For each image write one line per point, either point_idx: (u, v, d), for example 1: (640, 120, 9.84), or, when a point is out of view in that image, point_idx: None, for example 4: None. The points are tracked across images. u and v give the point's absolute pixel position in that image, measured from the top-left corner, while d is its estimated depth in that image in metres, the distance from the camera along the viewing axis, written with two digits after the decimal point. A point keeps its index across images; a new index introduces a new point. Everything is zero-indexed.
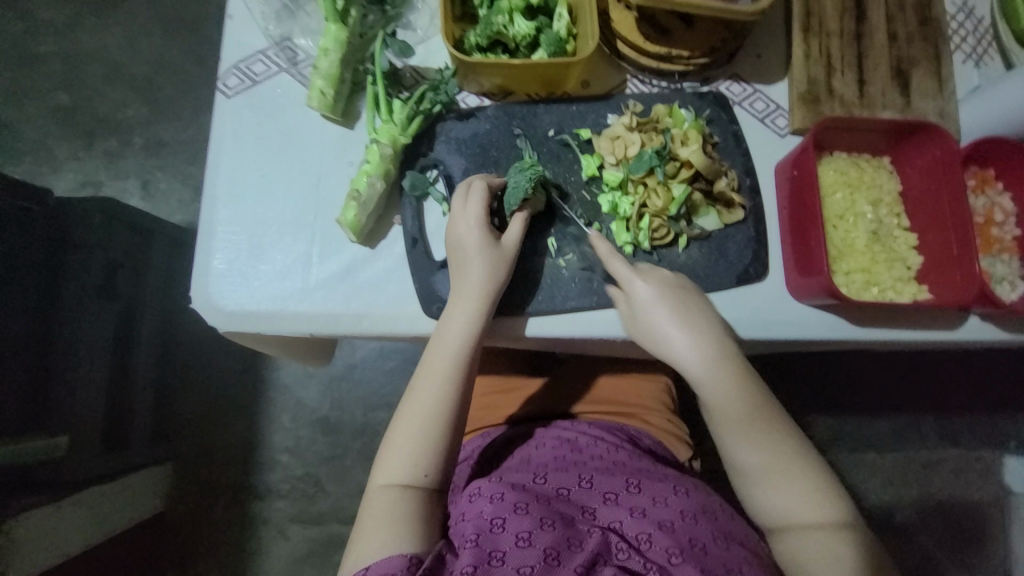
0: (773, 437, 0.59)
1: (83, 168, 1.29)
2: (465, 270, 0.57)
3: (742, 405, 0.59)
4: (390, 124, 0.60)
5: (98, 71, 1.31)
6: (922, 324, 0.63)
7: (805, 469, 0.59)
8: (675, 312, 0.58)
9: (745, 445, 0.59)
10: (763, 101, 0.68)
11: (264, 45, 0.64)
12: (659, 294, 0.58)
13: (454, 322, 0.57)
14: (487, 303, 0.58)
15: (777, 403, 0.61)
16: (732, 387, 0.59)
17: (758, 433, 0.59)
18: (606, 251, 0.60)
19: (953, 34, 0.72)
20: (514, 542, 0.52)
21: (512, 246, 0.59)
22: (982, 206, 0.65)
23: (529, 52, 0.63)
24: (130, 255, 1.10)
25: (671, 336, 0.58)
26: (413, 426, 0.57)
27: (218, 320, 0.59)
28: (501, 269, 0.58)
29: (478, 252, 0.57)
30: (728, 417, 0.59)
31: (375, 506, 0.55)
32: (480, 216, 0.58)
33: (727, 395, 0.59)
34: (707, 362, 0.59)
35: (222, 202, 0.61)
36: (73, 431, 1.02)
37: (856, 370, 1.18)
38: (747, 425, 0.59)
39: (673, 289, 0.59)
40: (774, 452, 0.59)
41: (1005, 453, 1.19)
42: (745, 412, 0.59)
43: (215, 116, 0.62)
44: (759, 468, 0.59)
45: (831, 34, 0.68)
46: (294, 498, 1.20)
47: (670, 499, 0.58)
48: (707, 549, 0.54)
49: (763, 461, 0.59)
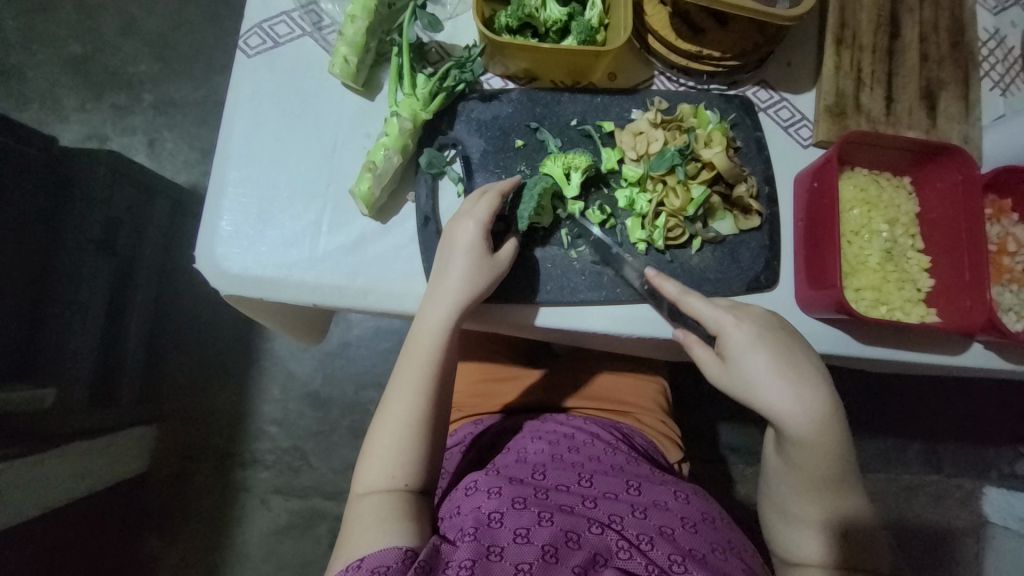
0: (838, 499, 0.59)
1: (89, 120, 1.26)
2: (446, 265, 0.56)
3: (824, 467, 0.57)
4: (412, 98, 0.59)
5: (112, 23, 1.29)
6: (927, 346, 0.63)
7: (864, 540, 0.58)
8: (774, 363, 0.56)
9: (806, 498, 0.59)
10: (789, 110, 0.68)
11: (289, 6, 0.63)
12: (755, 343, 0.56)
13: (430, 316, 0.57)
14: (463, 305, 0.56)
15: (853, 471, 0.59)
16: (819, 447, 0.57)
17: (830, 492, 0.59)
18: (674, 290, 0.58)
19: (983, 61, 0.71)
20: (512, 538, 0.52)
21: (502, 260, 0.57)
22: (996, 234, 0.65)
23: (558, 39, 0.62)
24: (131, 211, 1.08)
25: (766, 380, 0.56)
26: (399, 424, 0.56)
27: (221, 281, 0.58)
28: (484, 276, 0.56)
29: (465, 254, 0.56)
30: (804, 470, 0.58)
31: (362, 512, 0.54)
32: (480, 219, 0.56)
33: (811, 454, 0.57)
34: (802, 418, 0.56)
35: (233, 164, 0.60)
36: (60, 383, 0.99)
37: (847, 388, 1.19)
38: (816, 484, 0.58)
39: (770, 336, 0.57)
40: (836, 511, 0.59)
41: (987, 483, 1.20)
42: (828, 476, 0.58)
43: (235, 76, 0.61)
44: (813, 519, 0.59)
45: (863, 48, 0.67)
46: (278, 469, 1.20)
47: (671, 504, 0.58)
48: (707, 559, 0.54)
49: (824, 519, 0.59)
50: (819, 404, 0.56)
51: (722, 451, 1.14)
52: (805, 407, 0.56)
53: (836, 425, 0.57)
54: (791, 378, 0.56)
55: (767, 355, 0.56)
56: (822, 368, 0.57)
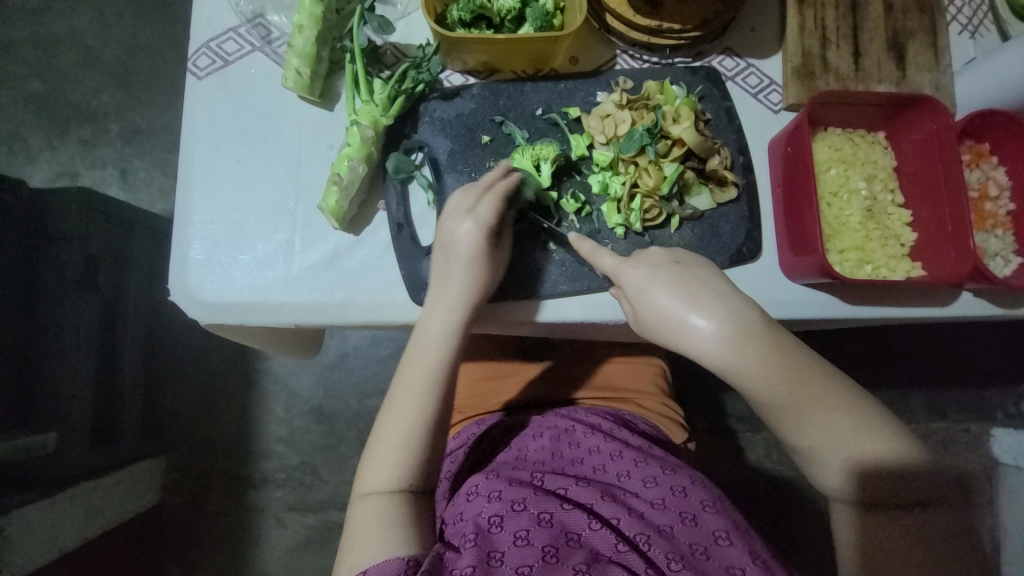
0: (818, 414, 0.55)
1: (58, 157, 1.24)
2: (451, 269, 0.55)
3: (779, 391, 0.54)
4: (371, 104, 0.58)
5: (68, 56, 1.26)
6: (916, 300, 0.63)
7: (878, 449, 0.54)
8: (675, 299, 0.55)
9: (789, 425, 0.56)
10: (757, 76, 0.67)
11: (235, 22, 0.61)
12: (653, 280, 0.56)
13: (438, 320, 0.56)
14: (472, 308, 0.56)
15: (826, 377, 0.56)
16: (759, 372, 0.54)
17: (811, 414, 0.55)
18: (588, 248, 0.58)
19: (950, 5, 0.70)
20: (512, 541, 0.52)
21: (504, 257, 0.58)
22: (977, 180, 0.65)
23: (514, 28, 0.61)
24: (110, 247, 1.07)
25: (677, 318, 0.55)
26: (392, 433, 0.55)
27: (200, 311, 0.57)
28: (493, 273, 0.57)
29: (473, 256, 0.55)
30: (763, 403, 0.56)
31: (363, 514, 0.54)
32: (487, 220, 0.55)
33: (757, 381, 0.54)
34: (726, 350, 0.54)
35: (198, 192, 0.59)
36: (60, 427, 1.00)
37: (846, 346, 1.20)
38: (793, 415, 0.55)
39: (669, 269, 0.57)
40: (834, 430, 0.54)
41: (993, 424, 1.21)
42: (789, 399, 0.55)
43: (188, 100, 0.60)
44: (814, 449, 0.55)
45: (826, 5, 0.66)
46: (290, 487, 1.20)
47: (670, 500, 0.57)
48: (708, 553, 0.53)
49: (824, 445, 0.55)
50: (732, 324, 0.54)
51: (728, 421, 1.14)
52: (718, 336, 0.54)
53: (770, 341, 0.54)
54: (696, 309, 0.55)
55: (665, 292, 0.55)
56: (726, 288, 0.56)
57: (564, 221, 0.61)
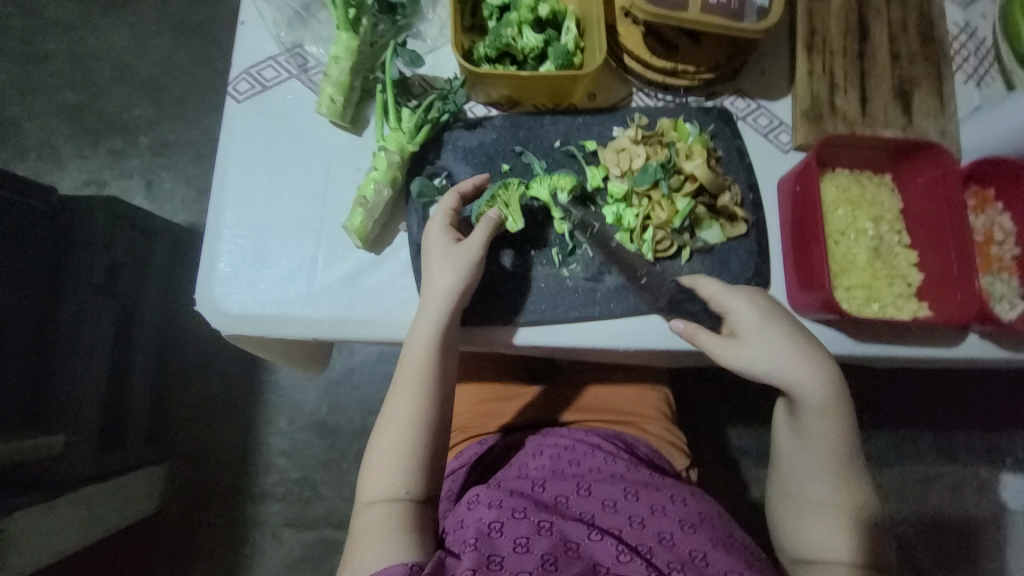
0: (849, 482, 0.60)
1: (87, 166, 1.29)
2: (427, 275, 0.58)
3: (832, 447, 0.59)
4: (399, 132, 0.61)
5: (106, 71, 1.32)
6: (922, 340, 0.64)
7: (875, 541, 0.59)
8: (787, 337, 0.57)
9: (820, 479, 0.60)
10: (767, 117, 0.69)
11: (275, 51, 0.65)
12: (769, 319, 0.58)
13: (420, 325, 0.57)
14: (448, 307, 0.57)
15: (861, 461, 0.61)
16: (828, 427, 0.58)
17: (843, 480, 0.59)
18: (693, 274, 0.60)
19: (955, 55, 0.73)
20: (512, 547, 0.53)
21: (475, 246, 0.58)
22: (982, 224, 0.67)
23: (537, 65, 0.64)
24: (132, 254, 1.10)
25: (777, 353, 0.57)
26: (398, 445, 0.56)
27: (221, 321, 0.59)
28: (461, 267, 0.57)
29: (438, 256, 0.58)
30: (816, 451, 0.59)
31: (368, 520, 0.55)
32: (443, 222, 0.59)
33: (826, 434, 0.59)
34: (816, 393, 0.57)
35: (228, 206, 0.61)
36: (68, 429, 1.00)
37: (853, 383, 1.19)
38: (834, 471, 0.59)
39: (780, 316, 0.58)
40: (852, 501, 0.59)
41: (1003, 469, 1.19)
42: (840, 458, 0.59)
43: (226, 121, 0.63)
44: (829, 508, 0.59)
45: (835, 53, 0.69)
46: (288, 502, 1.20)
47: (670, 508, 0.58)
48: (708, 559, 0.54)
49: (843, 507, 0.59)
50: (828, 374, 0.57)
51: (733, 454, 1.13)
52: (812, 379, 0.57)
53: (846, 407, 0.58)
54: (800, 352, 0.57)
55: (779, 329, 0.57)
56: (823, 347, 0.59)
57: (578, 249, 0.63)
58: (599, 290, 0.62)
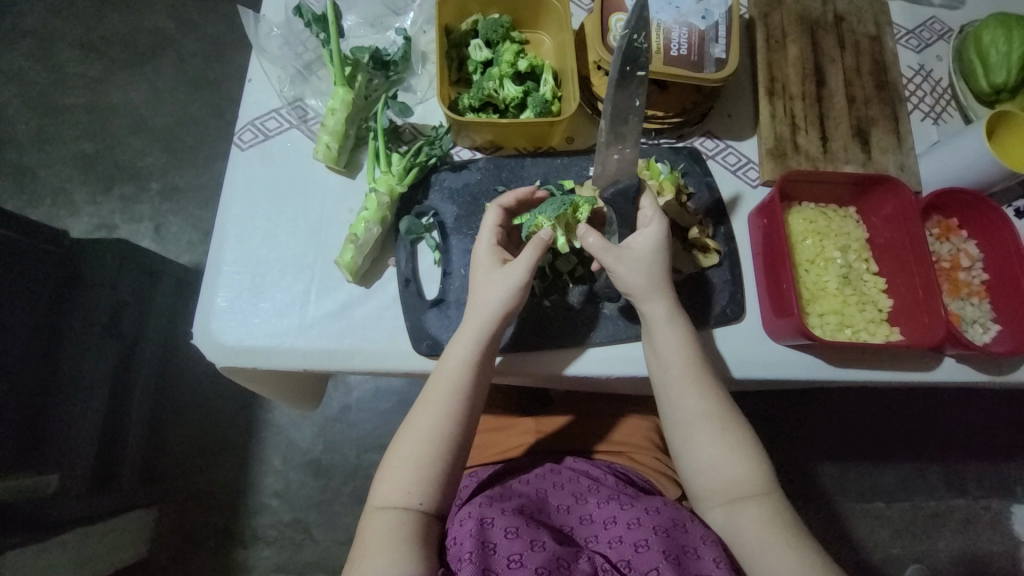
0: (709, 384, 0.60)
1: (99, 212, 1.35)
2: (473, 294, 0.60)
3: (687, 356, 0.59)
4: (389, 174, 0.65)
5: (123, 124, 1.41)
6: (899, 364, 0.65)
7: (750, 453, 0.59)
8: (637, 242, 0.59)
9: (685, 393, 0.59)
10: (735, 155, 0.74)
11: (278, 104, 0.71)
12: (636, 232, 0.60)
13: (462, 344, 0.58)
14: (493, 329, 0.58)
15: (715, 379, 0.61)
16: (677, 335, 0.59)
17: (704, 390, 0.59)
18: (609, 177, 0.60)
19: (911, 96, 0.79)
20: (506, 564, 0.53)
21: (521, 269, 0.58)
22: (948, 251, 0.70)
23: (518, 112, 0.69)
24: (137, 295, 1.13)
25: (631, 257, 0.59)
26: (412, 462, 0.56)
27: (218, 354, 0.61)
28: (506, 290, 0.58)
29: (485, 276, 0.60)
30: (675, 365, 0.59)
31: (376, 529, 0.54)
32: (491, 243, 0.61)
33: (669, 339, 0.59)
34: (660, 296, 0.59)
35: (228, 245, 0.65)
36: (63, 469, 0.99)
37: (853, 413, 1.18)
38: (697, 384, 0.59)
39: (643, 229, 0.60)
40: (718, 414, 0.59)
41: (1013, 502, 1.17)
42: (698, 366, 0.59)
43: (230, 167, 0.68)
44: (694, 421, 0.59)
45: (794, 97, 0.74)
46: (280, 545, 1.17)
47: (644, 518, 0.59)
48: (681, 560, 0.55)
49: (710, 423, 0.59)
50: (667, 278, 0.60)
51: None
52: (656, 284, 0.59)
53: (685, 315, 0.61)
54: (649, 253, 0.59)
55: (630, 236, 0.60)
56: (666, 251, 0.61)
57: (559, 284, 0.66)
58: (586, 322, 0.65)
